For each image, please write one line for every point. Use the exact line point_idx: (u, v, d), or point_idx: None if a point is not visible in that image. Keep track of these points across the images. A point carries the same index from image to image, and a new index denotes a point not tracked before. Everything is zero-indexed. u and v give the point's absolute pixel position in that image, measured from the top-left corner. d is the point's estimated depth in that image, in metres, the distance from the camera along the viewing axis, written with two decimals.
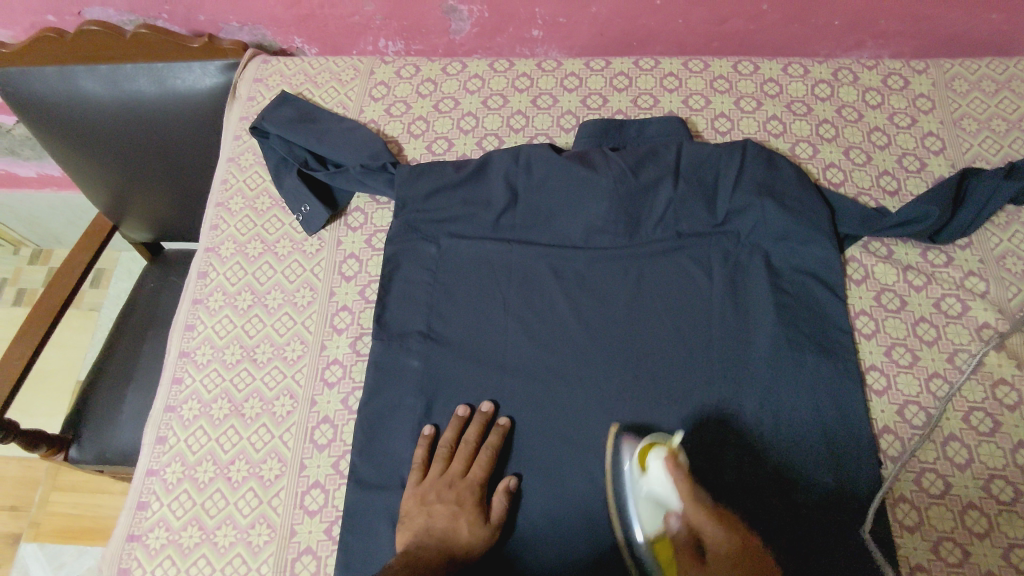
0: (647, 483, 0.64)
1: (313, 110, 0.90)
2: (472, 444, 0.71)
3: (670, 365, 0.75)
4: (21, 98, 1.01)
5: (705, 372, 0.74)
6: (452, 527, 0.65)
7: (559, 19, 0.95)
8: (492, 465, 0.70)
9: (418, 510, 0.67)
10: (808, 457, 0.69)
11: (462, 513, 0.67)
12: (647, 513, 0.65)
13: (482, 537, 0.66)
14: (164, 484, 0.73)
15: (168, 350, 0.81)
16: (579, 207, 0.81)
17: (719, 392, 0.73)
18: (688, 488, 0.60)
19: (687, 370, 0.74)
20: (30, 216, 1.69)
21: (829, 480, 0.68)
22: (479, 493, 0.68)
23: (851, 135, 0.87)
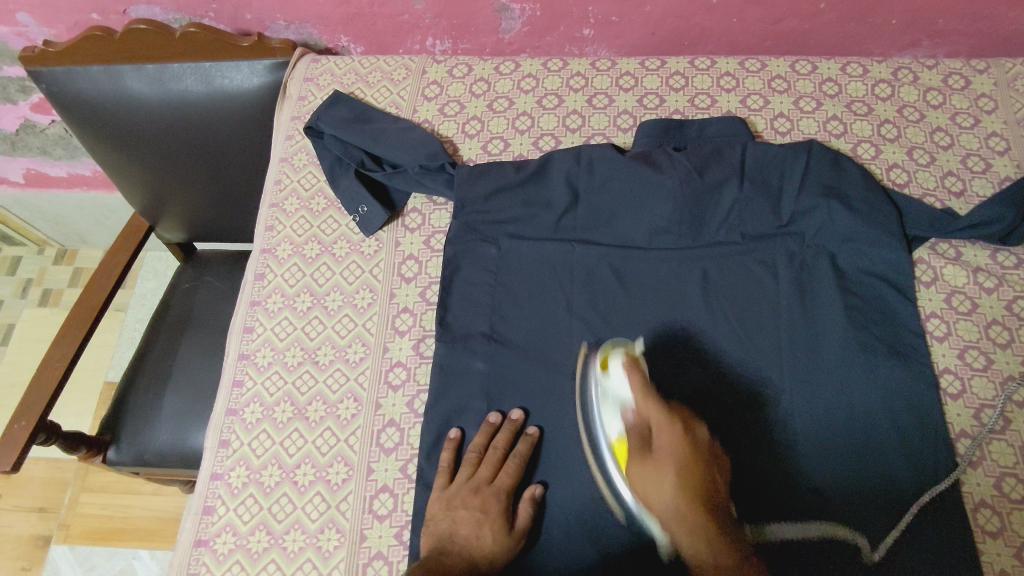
0: (609, 383, 0.70)
1: (366, 110, 0.90)
2: (501, 452, 0.69)
3: (732, 367, 0.74)
4: (66, 98, 1.00)
5: (771, 373, 0.73)
6: (476, 536, 0.64)
7: (613, 18, 0.94)
8: (520, 472, 0.68)
9: (443, 516, 0.66)
10: (880, 458, 0.69)
11: (484, 520, 0.65)
12: (606, 416, 0.69)
13: (507, 546, 0.65)
14: (229, 489, 0.72)
15: (228, 353, 0.80)
16: (641, 208, 0.80)
17: (779, 379, 0.73)
18: (641, 384, 0.68)
19: (749, 368, 0.73)
20: (57, 216, 1.68)
21: (903, 482, 0.68)
22: (504, 501, 0.67)
23: (913, 135, 0.86)
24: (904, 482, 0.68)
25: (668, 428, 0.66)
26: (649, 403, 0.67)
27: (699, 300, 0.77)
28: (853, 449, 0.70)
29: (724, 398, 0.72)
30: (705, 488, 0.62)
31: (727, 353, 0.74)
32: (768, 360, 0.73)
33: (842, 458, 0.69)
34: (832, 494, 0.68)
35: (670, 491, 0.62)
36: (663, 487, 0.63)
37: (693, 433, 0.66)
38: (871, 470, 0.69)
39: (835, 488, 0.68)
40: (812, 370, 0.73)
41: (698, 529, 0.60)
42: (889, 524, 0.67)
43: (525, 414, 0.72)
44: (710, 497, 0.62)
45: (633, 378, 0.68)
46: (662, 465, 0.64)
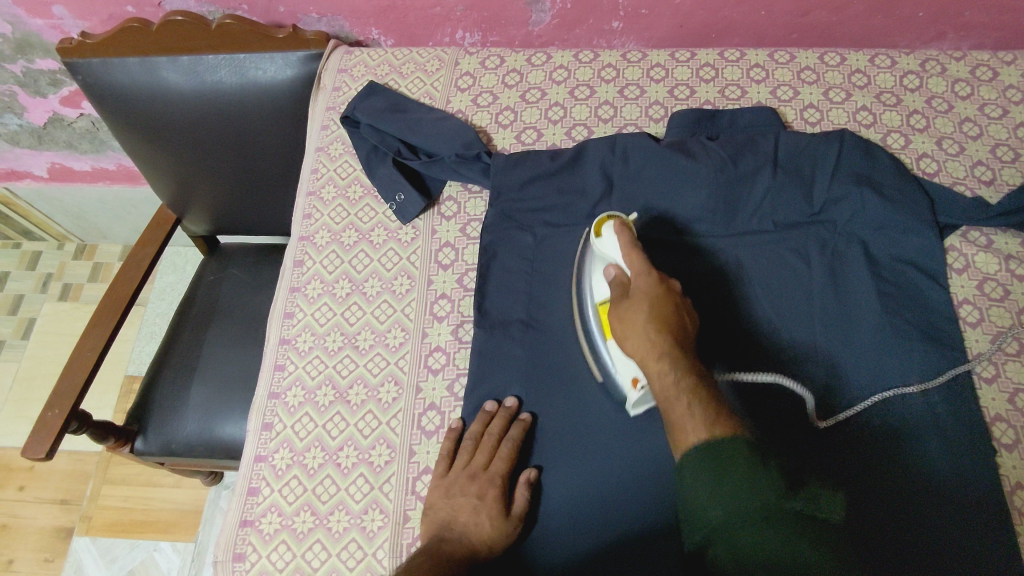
0: (601, 246, 0.71)
1: (401, 101, 0.91)
2: (495, 437, 0.70)
3: (765, 307, 0.77)
4: (101, 89, 1.02)
5: (801, 365, 0.74)
6: (474, 521, 0.65)
7: (642, 10, 0.96)
8: (514, 457, 0.69)
9: (443, 503, 0.67)
10: (913, 446, 0.70)
11: (480, 505, 0.66)
12: (596, 276, 0.72)
13: (505, 530, 0.66)
14: (274, 470, 0.74)
15: (268, 338, 0.82)
16: (676, 196, 0.81)
17: (812, 315, 0.76)
18: (628, 239, 0.69)
19: (774, 363, 0.74)
20: (78, 212, 1.69)
21: (940, 468, 0.68)
22: (501, 486, 0.67)
23: (942, 125, 0.87)
24: (942, 468, 0.68)
25: (643, 268, 0.68)
26: (632, 256, 0.68)
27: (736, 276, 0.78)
28: (885, 437, 0.70)
29: (751, 391, 0.73)
30: (677, 331, 0.64)
31: (750, 345, 0.75)
32: (795, 353, 0.74)
33: (871, 444, 0.70)
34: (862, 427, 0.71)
35: (641, 324, 0.64)
36: (635, 317, 0.65)
37: (670, 282, 0.68)
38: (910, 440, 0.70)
39: (871, 476, 0.68)
40: (840, 361, 0.74)
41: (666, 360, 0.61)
42: (925, 508, 0.67)
43: (518, 402, 0.73)
44: (682, 341, 0.63)
45: (621, 238, 0.69)
46: (637, 305, 0.65)
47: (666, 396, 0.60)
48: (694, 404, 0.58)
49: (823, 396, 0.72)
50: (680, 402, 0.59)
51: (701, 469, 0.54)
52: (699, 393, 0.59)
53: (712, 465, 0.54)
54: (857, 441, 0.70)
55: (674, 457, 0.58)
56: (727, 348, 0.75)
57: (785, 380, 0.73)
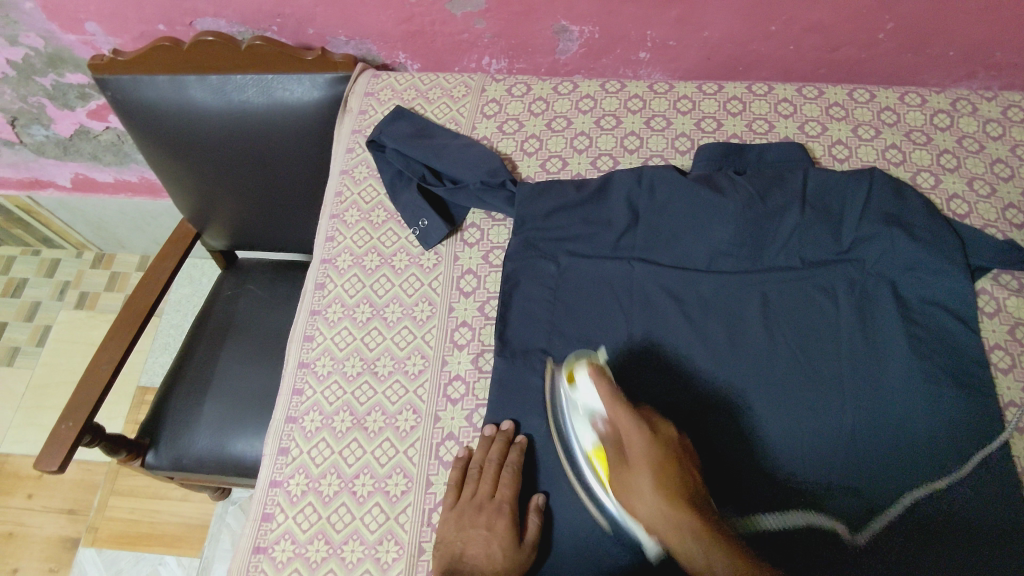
0: (578, 395, 0.68)
1: (428, 127, 0.91)
2: (495, 463, 0.69)
3: (790, 345, 0.76)
4: (130, 105, 1.03)
5: (825, 406, 0.73)
6: (485, 554, 0.64)
7: (670, 42, 0.96)
8: (517, 482, 0.68)
9: (454, 536, 0.66)
10: (938, 486, 0.69)
11: (489, 536, 0.65)
12: (581, 428, 0.69)
13: (518, 560, 0.64)
14: (289, 496, 0.73)
15: (287, 360, 0.81)
16: (703, 230, 0.81)
17: (838, 354, 0.75)
18: (609, 391, 0.65)
19: (796, 403, 0.73)
20: (98, 222, 1.71)
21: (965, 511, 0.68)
22: (509, 514, 0.67)
23: (973, 166, 0.86)
24: (967, 511, 0.68)
25: (635, 426, 0.64)
26: (620, 412, 0.64)
27: (761, 313, 0.77)
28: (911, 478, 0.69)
29: (772, 426, 0.72)
30: (684, 487, 0.60)
31: (774, 384, 0.74)
32: (817, 392, 0.73)
33: (892, 484, 0.69)
34: (883, 468, 0.70)
35: (649, 493, 0.60)
36: (640, 488, 0.61)
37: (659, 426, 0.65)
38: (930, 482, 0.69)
39: (887, 518, 0.68)
40: (866, 399, 0.73)
41: (676, 521, 0.58)
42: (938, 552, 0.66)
43: (516, 424, 0.73)
44: (695, 499, 0.60)
45: (601, 389, 0.66)
46: (640, 473, 0.61)
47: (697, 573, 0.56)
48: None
49: (846, 435, 0.71)
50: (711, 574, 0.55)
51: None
52: (735, 563, 0.55)
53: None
54: (877, 481, 0.70)
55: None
56: (748, 384, 0.74)
57: (808, 421, 0.72)
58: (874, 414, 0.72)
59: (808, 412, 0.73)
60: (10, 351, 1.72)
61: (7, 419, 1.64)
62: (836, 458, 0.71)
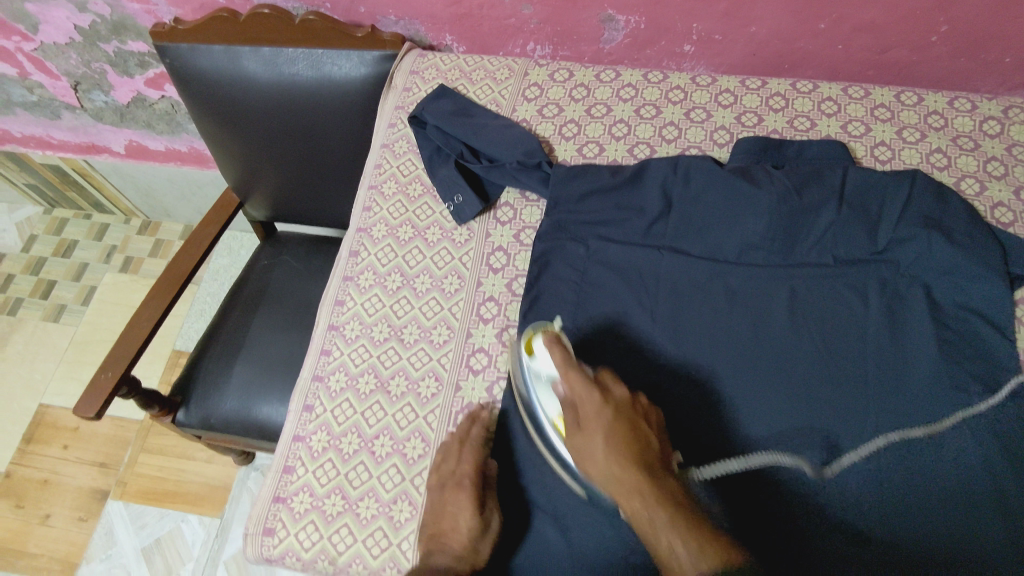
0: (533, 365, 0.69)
1: (468, 106, 0.93)
2: (455, 442, 0.71)
3: (817, 342, 0.75)
4: (186, 72, 1.07)
5: (843, 414, 0.72)
6: (452, 529, 0.65)
7: (716, 36, 0.95)
8: (476, 455, 0.69)
9: (427, 515, 0.68)
10: (944, 536, 0.66)
11: (457, 512, 0.66)
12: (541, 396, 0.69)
13: (487, 532, 0.66)
14: (310, 451, 0.75)
15: (318, 323, 0.83)
16: (736, 221, 0.80)
17: (864, 354, 0.74)
18: (559, 352, 0.66)
19: (823, 402, 0.72)
20: (147, 189, 1.77)
21: (972, 556, 0.65)
22: (470, 486, 0.67)
23: (1021, 175, 0.84)
24: (993, 533, 0.65)
25: (585, 387, 0.63)
26: (571, 374, 0.64)
27: (788, 308, 0.77)
28: (913, 524, 0.67)
29: (793, 418, 0.72)
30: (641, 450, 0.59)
31: (798, 378, 0.74)
32: (840, 394, 0.73)
33: (916, 488, 0.68)
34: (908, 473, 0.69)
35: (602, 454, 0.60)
36: (594, 452, 0.61)
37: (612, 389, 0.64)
38: (954, 489, 0.68)
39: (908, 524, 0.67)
40: (881, 420, 0.71)
41: (623, 482, 0.58)
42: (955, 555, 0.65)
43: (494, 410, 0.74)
44: (649, 461, 0.59)
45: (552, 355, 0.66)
46: (594, 432, 0.61)
47: (644, 527, 0.55)
48: (673, 541, 0.53)
49: (868, 431, 0.71)
50: (656, 529, 0.54)
51: None
52: (669, 505, 0.55)
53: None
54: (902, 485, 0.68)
55: None
56: (767, 383, 0.74)
57: (830, 415, 0.72)
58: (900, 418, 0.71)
59: (824, 414, 0.72)
60: (58, 307, 1.80)
61: (50, 371, 1.71)
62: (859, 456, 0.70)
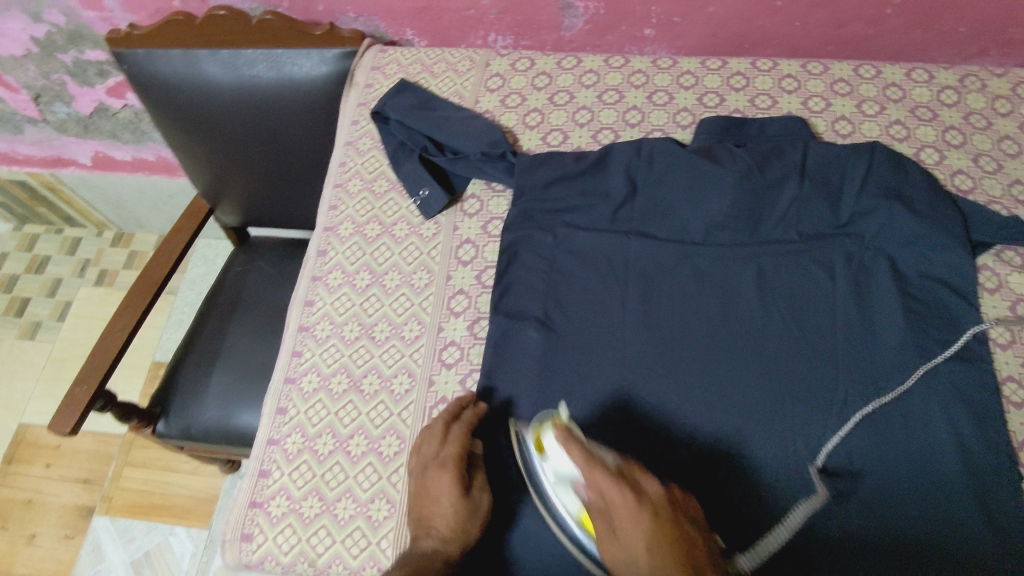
0: (549, 463, 0.63)
1: (430, 99, 0.93)
2: (442, 425, 0.69)
3: (787, 317, 0.76)
4: (144, 78, 1.05)
5: (815, 387, 0.72)
6: (439, 511, 0.64)
7: (675, 18, 0.96)
8: (463, 437, 0.68)
9: (412, 497, 0.67)
10: (917, 505, 0.66)
11: (441, 494, 0.65)
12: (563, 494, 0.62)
13: (474, 512, 0.65)
14: (285, 454, 0.75)
15: (288, 325, 0.83)
16: (700, 202, 0.81)
17: (833, 327, 0.74)
18: (579, 450, 0.59)
19: (793, 376, 0.73)
20: (117, 200, 1.75)
21: (940, 527, 0.65)
22: (457, 468, 0.66)
23: (979, 142, 0.85)
24: (962, 495, 0.66)
25: (615, 488, 0.57)
26: (595, 474, 0.58)
27: (756, 287, 0.77)
28: (881, 496, 0.67)
29: (763, 393, 0.72)
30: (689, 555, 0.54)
31: (768, 352, 0.74)
32: (811, 367, 0.73)
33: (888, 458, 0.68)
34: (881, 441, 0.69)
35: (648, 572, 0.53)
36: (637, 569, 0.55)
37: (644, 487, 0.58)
38: (924, 456, 0.68)
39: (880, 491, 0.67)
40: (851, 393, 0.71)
41: None
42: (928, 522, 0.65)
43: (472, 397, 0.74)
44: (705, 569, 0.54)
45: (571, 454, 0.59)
46: (633, 544, 0.55)
47: None
48: None
49: (838, 402, 0.71)
50: None
51: None
52: None
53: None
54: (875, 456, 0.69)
55: None
56: (739, 361, 0.74)
57: (801, 389, 0.72)
58: (871, 388, 0.71)
59: (795, 388, 0.72)
60: (33, 325, 1.77)
61: (28, 389, 1.69)
62: (831, 429, 0.70)
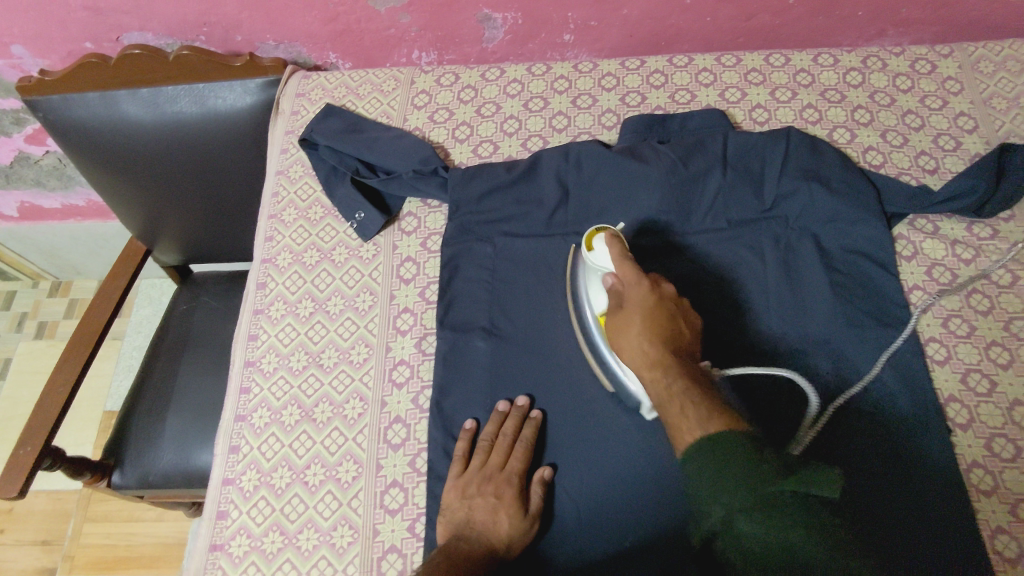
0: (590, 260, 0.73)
1: (358, 122, 0.93)
2: (510, 438, 0.70)
3: (723, 300, 0.78)
4: (62, 124, 1.02)
5: (756, 366, 0.74)
6: (492, 521, 0.65)
7: (591, 22, 0.98)
8: (528, 456, 0.69)
9: (458, 505, 0.67)
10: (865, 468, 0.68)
11: (499, 508, 0.66)
12: (592, 290, 0.72)
13: (523, 532, 0.66)
14: (241, 493, 0.74)
15: (234, 361, 0.82)
16: (631, 200, 0.83)
17: (768, 306, 0.77)
18: (620, 250, 0.70)
19: (734, 357, 0.75)
20: (51, 249, 1.69)
21: (883, 487, 0.67)
22: (518, 485, 0.68)
23: (886, 119, 0.89)
24: (899, 453, 0.68)
25: (635, 279, 0.68)
26: (625, 268, 0.69)
27: (691, 275, 0.80)
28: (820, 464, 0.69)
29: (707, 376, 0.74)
30: (672, 338, 0.63)
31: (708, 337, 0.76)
32: (752, 348, 0.75)
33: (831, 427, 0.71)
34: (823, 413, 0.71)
35: (636, 331, 0.64)
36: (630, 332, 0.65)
37: (662, 288, 0.67)
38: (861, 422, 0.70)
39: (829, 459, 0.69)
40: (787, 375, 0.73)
41: (654, 363, 0.61)
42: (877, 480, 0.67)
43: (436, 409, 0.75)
44: (677, 347, 0.63)
45: (613, 248, 0.71)
46: (633, 317, 0.65)
47: (663, 401, 0.59)
48: (688, 409, 0.57)
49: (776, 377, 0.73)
50: (674, 398, 0.58)
51: (701, 465, 0.53)
52: (694, 386, 0.58)
53: (710, 459, 0.53)
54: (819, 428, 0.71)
55: (675, 453, 0.57)
56: None
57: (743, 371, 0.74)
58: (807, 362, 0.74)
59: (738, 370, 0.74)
60: None
61: None
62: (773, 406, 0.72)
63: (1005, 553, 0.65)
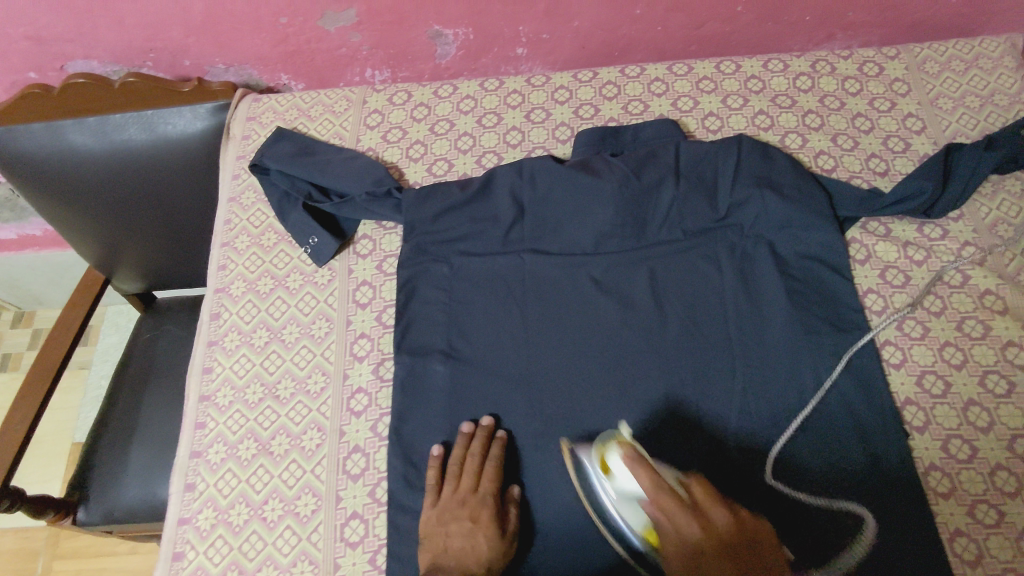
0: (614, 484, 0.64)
1: (310, 144, 0.92)
2: (478, 457, 0.69)
3: (682, 312, 0.78)
4: (7, 158, 0.99)
5: (715, 377, 0.74)
6: (470, 546, 0.65)
7: (543, 35, 0.98)
8: (498, 474, 0.69)
9: (436, 532, 0.67)
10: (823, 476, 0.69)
11: (478, 532, 0.65)
12: (626, 510, 0.64)
13: (503, 555, 0.65)
14: (198, 532, 0.72)
15: (189, 395, 0.80)
16: (587, 215, 0.83)
17: (725, 315, 0.77)
18: (650, 481, 0.60)
19: (692, 369, 0.74)
20: (10, 280, 1.65)
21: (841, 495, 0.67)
22: (493, 506, 0.67)
23: (836, 122, 0.90)
24: (859, 460, 0.69)
25: (684, 517, 0.58)
26: (660, 494, 0.59)
27: (649, 288, 0.79)
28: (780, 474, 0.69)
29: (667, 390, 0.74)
30: None
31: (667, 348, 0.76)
32: (710, 359, 0.75)
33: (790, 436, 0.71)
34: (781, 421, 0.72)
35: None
36: None
37: (710, 514, 0.58)
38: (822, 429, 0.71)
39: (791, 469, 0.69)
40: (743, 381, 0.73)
41: None
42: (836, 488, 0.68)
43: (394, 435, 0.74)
44: None
45: (642, 480, 0.60)
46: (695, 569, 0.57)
47: None
48: None
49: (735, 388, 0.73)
50: None
51: None
52: None
53: None
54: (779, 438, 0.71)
55: None
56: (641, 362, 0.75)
57: (701, 382, 0.74)
58: (765, 369, 0.74)
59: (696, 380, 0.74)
60: None
61: None
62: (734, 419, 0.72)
63: (964, 555, 0.65)
